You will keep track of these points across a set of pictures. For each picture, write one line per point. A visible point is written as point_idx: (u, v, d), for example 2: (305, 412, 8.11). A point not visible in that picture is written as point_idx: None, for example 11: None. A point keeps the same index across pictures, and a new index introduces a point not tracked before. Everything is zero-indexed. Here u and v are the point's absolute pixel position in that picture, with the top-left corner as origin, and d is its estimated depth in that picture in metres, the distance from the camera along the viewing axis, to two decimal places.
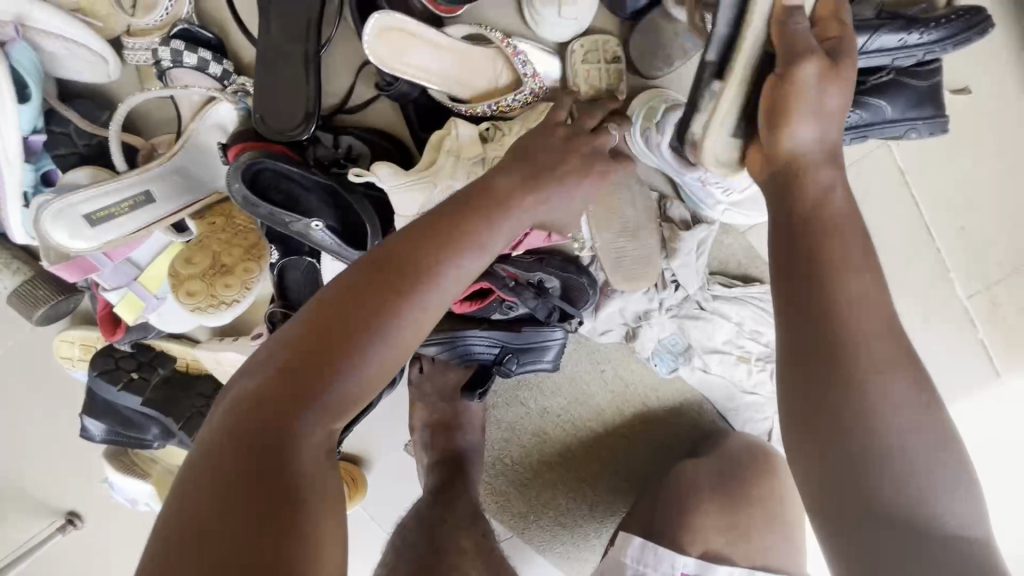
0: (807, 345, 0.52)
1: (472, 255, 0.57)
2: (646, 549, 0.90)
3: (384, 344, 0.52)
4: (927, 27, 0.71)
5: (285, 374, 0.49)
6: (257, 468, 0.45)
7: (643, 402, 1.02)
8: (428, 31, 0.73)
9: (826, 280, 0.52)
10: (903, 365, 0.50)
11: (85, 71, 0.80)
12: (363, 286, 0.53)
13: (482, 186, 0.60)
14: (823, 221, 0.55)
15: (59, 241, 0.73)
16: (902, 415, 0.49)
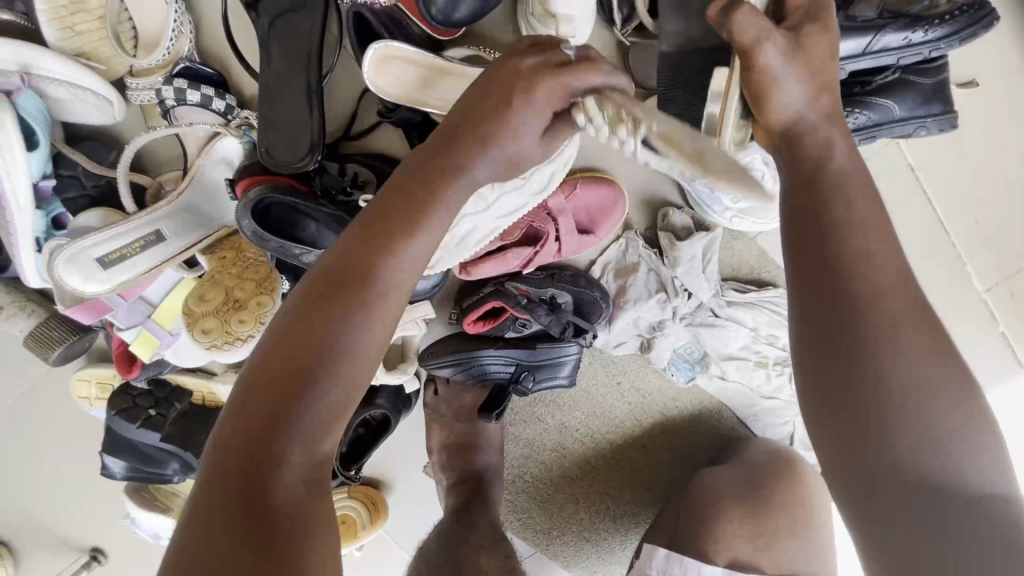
0: (824, 317, 0.48)
1: (434, 238, 0.52)
2: (671, 560, 0.86)
3: (353, 351, 0.47)
4: (932, 24, 0.70)
5: (255, 406, 0.44)
6: (239, 501, 0.41)
7: (662, 411, 1.01)
8: (427, 56, 0.72)
9: (836, 251, 0.48)
10: (927, 331, 0.46)
11: (91, 114, 0.80)
12: (320, 293, 0.48)
13: (434, 153, 0.52)
14: (823, 185, 0.51)
15: (73, 285, 0.73)
16: (930, 384, 0.45)
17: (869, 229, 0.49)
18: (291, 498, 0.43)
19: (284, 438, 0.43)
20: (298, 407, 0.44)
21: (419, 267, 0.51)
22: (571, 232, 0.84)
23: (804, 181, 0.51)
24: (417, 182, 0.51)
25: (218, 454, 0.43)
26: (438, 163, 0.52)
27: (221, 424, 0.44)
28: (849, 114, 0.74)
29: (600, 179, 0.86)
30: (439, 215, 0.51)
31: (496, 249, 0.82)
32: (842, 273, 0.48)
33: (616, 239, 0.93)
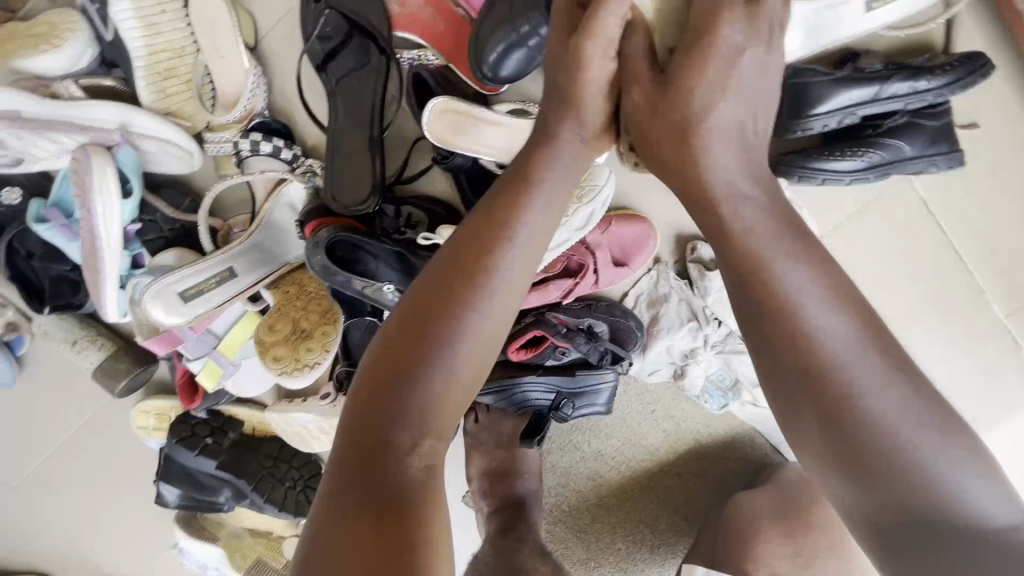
0: (787, 386, 0.51)
1: (530, 243, 0.62)
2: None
3: (458, 343, 0.56)
4: (933, 74, 0.78)
5: (374, 389, 0.54)
6: (362, 478, 0.50)
7: (696, 437, 1.04)
8: (476, 108, 0.81)
9: (780, 326, 0.51)
10: (903, 381, 0.48)
11: (174, 164, 0.89)
12: (429, 294, 0.57)
13: (507, 186, 0.64)
14: (758, 245, 0.55)
15: (156, 317, 0.80)
16: (920, 431, 0.46)
17: (818, 278, 0.53)
18: (401, 479, 0.51)
19: (399, 416, 0.53)
20: (413, 387, 0.54)
21: (515, 272, 0.60)
22: (607, 265, 0.90)
23: (738, 249, 0.56)
24: (498, 206, 0.62)
25: (344, 441, 0.53)
26: (513, 191, 0.63)
27: (346, 417, 0.54)
28: (863, 154, 0.82)
29: (629, 213, 0.93)
30: (532, 226, 0.62)
31: (538, 282, 0.89)
32: (790, 345, 0.51)
33: (647, 271, 0.98)
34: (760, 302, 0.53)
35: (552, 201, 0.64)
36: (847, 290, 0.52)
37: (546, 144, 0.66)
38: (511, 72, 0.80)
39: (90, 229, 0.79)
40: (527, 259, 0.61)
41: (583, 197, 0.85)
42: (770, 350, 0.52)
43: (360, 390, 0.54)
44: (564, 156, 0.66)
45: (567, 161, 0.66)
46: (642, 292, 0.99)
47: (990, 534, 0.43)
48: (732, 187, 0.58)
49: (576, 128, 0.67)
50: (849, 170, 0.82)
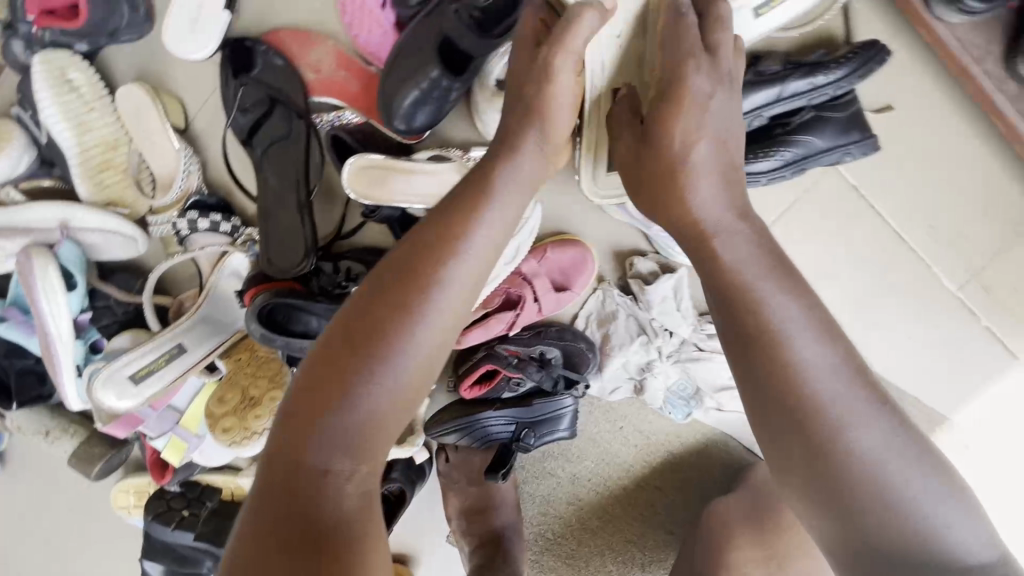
0: (780, 424, 0.52)
1: (477, 256, 0.62)
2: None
3: (397, 363, 0.56)
4: (830, 68, 0.80)
5: (307, 411, 0.54)
6: (291, 509, 0.50)
7: (668, 449, 1.03)
8: (392, 160, 0.84)
9: (775, 365, 0.52)
10: (884, 417, 0.50)
11: (121, 252, 0.93)
12: (368, 313, 0.57)
13: (453, 201, 0.64)
14: (750, 276, 0.56)
15: (109, 403, 0.82)
16: (903, 467, 0.49)
17: (790, 295, 0.55)
18: (333, 509, 0.51)
19: (332, 437, 0.53)
20: (350, 404, 0.54)
21: (458, 288, 0.60)
22: (545, 293, 0.92)
23: (722, 277, 0.58)
24: (444, 221, 0.62)
25: (274, 466, 0.53)
26: (460, 205, 0.63)
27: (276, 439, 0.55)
28: (776, 153, 0.83)
29: (563, 237, 0.94)
30: (481, 239, 0.62)
31: (480, 318, 0.90)
32: (777, 379, 0.52)
33: (593, 292, 0.98)
34: (745, 334, 0.55)
35: (502, 214, 0.64)
36: (830, 323, 0.54)
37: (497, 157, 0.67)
38: (424, 123, 0.82)
39: (40, 326, 0.82)
40: (471, 274, 0.62)
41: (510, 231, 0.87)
42: (754, 381, 0.53)
43: (290, 411, 0.55)
44: (515, 169, 0.66)
45: (516, 170, 0.66)
46: (588, 314, 0.99)
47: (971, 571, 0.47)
48: (712, 215, 0.61)
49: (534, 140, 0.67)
50: (764, 171, 0.84)
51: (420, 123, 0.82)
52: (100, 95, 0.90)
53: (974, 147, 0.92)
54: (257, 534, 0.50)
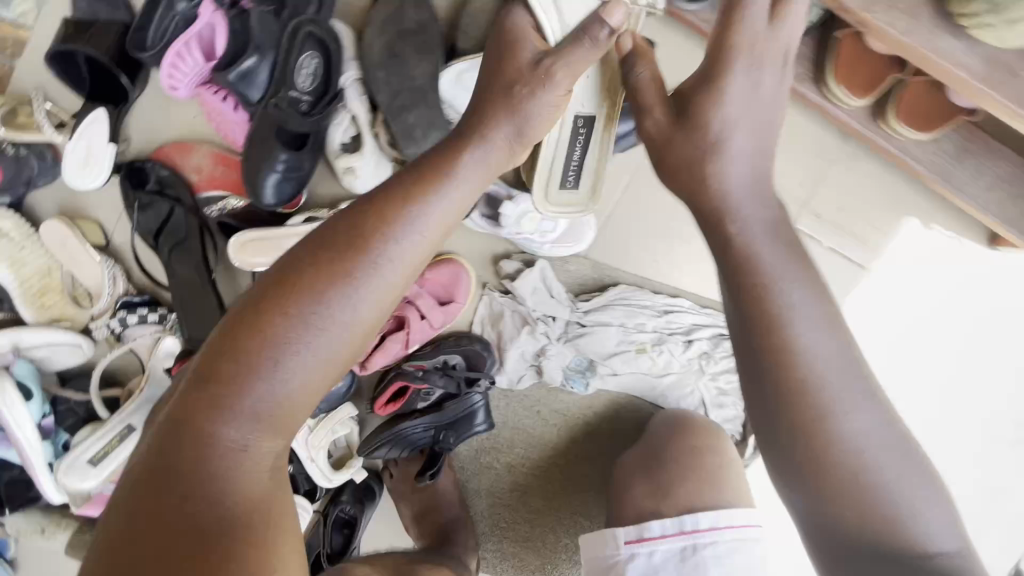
0: (764, 392, 0.56)
1: (415, 237, 0.63)
2: (642, 528, 0.87)
3: (318, 333, 0.57)
4: None
5: (214, 372, 0.54)
6: (182, 473, 0.50)
7: (584, 420, 1.15)
8: (267, 231, 0.99)
9: (778, 350, 0.56)
10: (872, 407, 0.55)
11: (72, 360, 1.08)
12: (293, 279, 0.58)
13: (392, 181, 0.66)
14: (758, 251, 0.61)
15: (73, 486, 0.96)
16: (891, 456, 0.53)
17: (788, 265, 0.60)
18: (221, 504, 0.50)
19: (240, 417, 0.54)
20: (264, 379, 0.55)
21: (395, 266, 0.62)
22: (430, 309, 1.05)
23: (730, 249, 0.62)
24: (383, 198, 0.64)
25: (167, 429, 0.53)
26: (399, 183, 0.65)
27: (174, 400, 0.55)
28: None
29: (439, 258, 1.08)
30: (423, 219, 0.64)
31: (376, 343, 1.03)
32: (773, 350, 0.56)
33: (480, 298, 1.12)
34: (751, 305, 0.58)
35: (449, 197, 0.66)
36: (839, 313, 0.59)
37: (448, 150, 0.70)
38: (292, 193, 0.98)
39: (8, 434, 0.96)
40: (410, 251, 0.62)
41: None
42: (748, 344, 0.57)
43: (197, 373, 0.55)
44: (468, 161, 0.70)
45: (467, 163, 0.70)
46: (479, 319, 1.12)
47: (939, 561, 0.51)
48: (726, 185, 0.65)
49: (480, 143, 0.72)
50: None
51: (285, 196, 0.98)
52: (26, 233, 1.06)
53: None
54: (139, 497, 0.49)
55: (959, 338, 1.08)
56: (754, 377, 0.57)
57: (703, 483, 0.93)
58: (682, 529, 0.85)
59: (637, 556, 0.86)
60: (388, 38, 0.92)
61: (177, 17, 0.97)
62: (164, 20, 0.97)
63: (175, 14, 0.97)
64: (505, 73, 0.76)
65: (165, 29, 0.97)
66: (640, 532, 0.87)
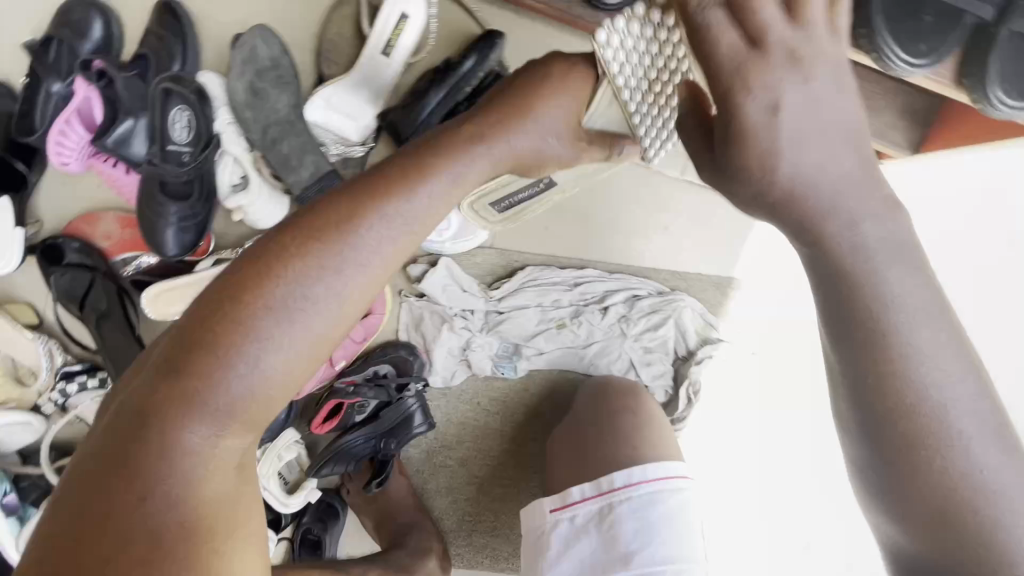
0: (851, 380, 0.47)
1: (417, 214, 0.58)
2: (564, 495, 0.93)
3: (286, 329, 0.50)
4: (456, 68, 0.99)
5: (174, 357, 0.48)
6: (126, 470, 0.44)
7: (523, 402, 1.19)
8: (173, 281, 1.04)
9: (875, 344, 0.45)
10: (996, 425, 0.44)
11: (29, 438, 1.13)
12: (264, 266, 0.52)
13: (401, 165, 0.60)
14: (850, 224, 0.47)
15: None
16: (1014, 481, 0.43)
17: (889, 248, 0.47)
18: (173, 513, 0.44)
19: (208, 414, 0.47)
20: (240, 368, 0.48)
21: (377, 253, 0.55)
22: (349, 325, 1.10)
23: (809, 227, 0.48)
24: (390, 179, 0.58)
25: (123, 418, 0.47)
26: (411, 170, 0.59)
27: (129, 386, 0.49)
28: None
29: None
30: (425, 200, 0.58)
31: None
32: (867, 333, 0.46)
33: (399, 305, 1.16)
34: (837, 280, 0.47)
35: (451, 181, 0.60)
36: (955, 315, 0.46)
37: (470, 132, 0.63)
38: (192, 240, 1.03)
39: None
40: (391, 245, 0.56)
41: None
42: (835, 321, 0.47)
43: (160, 357, 0.49)
44: (492, 147, 0.63)
45: (490, 152, 0.63)
46: (402, 325, 1.16)
47: None
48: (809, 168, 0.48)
49: (524, 135, 0.64)
50: None
51: (185, 245, 1.03)
52: None
53: None
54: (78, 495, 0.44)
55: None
56: (840, 360, 0.47)
57: (622, 443, 0.97)
58: (600, 490, 0.90)
59: (562, 522, 0.92)
60: (249, 78, 0.96)
61: (54, 97, 1.01)
62: (40, 103, 1.01)
63: (50, 95, 1.01)
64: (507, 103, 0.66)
65: (42, 110, 1.01)
66: (563, 500, 0.92)
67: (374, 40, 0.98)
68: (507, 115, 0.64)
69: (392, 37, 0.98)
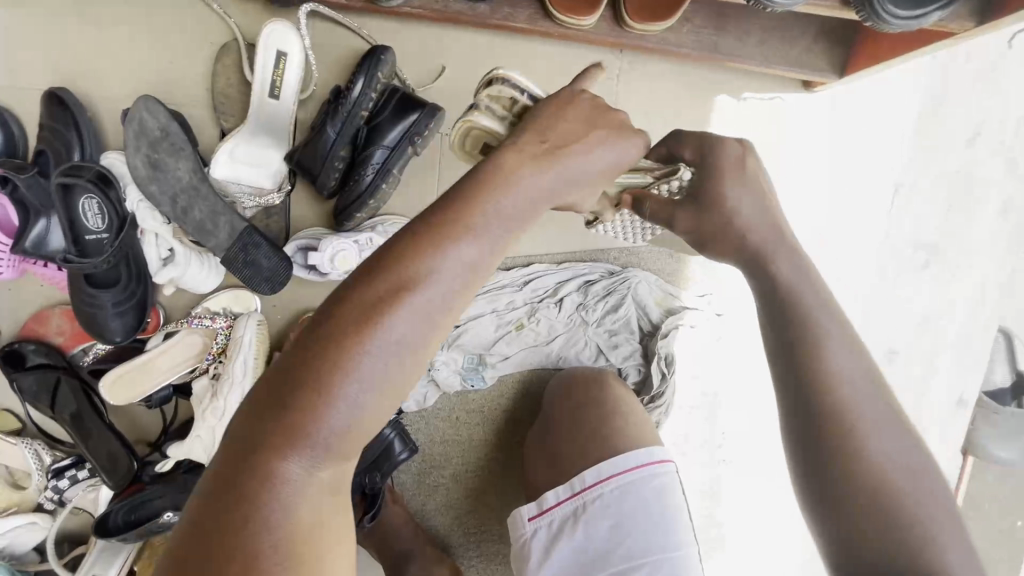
0: (793, 373, 0.61)
1: (481, 246, 0.51)
2: (539, 502, 0.95)
3: (376, 373, 0.48)
4: (349, 91, 0.96)
5: (277, 391, 0.48)
6: (237, 497, 0.45)
7: (503, 409, 1.18)
8: (128, 363, 1.05)
9: (809, 349, 0.60)
10: (893, 425, 0.57)
11: (41, 537, 1.17)
12: (357, 307, 0.48)
13: (470, 184, 0.52)
14: (788, 278, 0.65)
15: None
16: (909, 472, 0.54)
17: (815, 298, 0.64)
18: (274, 535, 0.45)
19: (310, 446, 0.47)
20: (337, 397, 0.47)
21: (452, 287, 0.50)
22: None
23: (761, 270, 0.67)
24: (456, 206, 0.52)
25: (235, 448, 0.47)
26: (477, 187, 0.52)
27: (238, 414, 0.49)
28: (370, 165, 0.98)
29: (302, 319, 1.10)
30: (501, 213, 0.52)
31: None
32: (800, 342, 0.61)
33: None
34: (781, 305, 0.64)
35: (522, 208, 0.53)
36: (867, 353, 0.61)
37: (529, 146, 0.55)
38: (134, 322, 1.03)
39: None
40: (465, 281, 0.51)
41: (233, 354, 1.03)
42: (782, 333, 0.62)
43: (261, 393, 0.48)
44: (555, 169, 0.55)
45: (551, 175, 0.54)
46: None
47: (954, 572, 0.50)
48: (764, 241, 0.68)
49: (582, 159, 0.56)
50: (369, 185, 0.98)
51: (128, 329, 1.03)
52: None
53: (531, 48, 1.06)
54: (198, 520, 0.45)
55: (799, 188, 1.11)
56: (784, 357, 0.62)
57: (591, 437, 0.97)
58: (574, 491, 0.92)
59: (540, 529, 0.93)
60: (144, 153, 0.93)
61: None
62: None
63: None
64: (554, 126, 0.57)
65: None
66: (539, 506, 0.94)
67: (259, 85, 0.96)
68: (554, 154, 0.55)
69: (276, 76, 0.97)
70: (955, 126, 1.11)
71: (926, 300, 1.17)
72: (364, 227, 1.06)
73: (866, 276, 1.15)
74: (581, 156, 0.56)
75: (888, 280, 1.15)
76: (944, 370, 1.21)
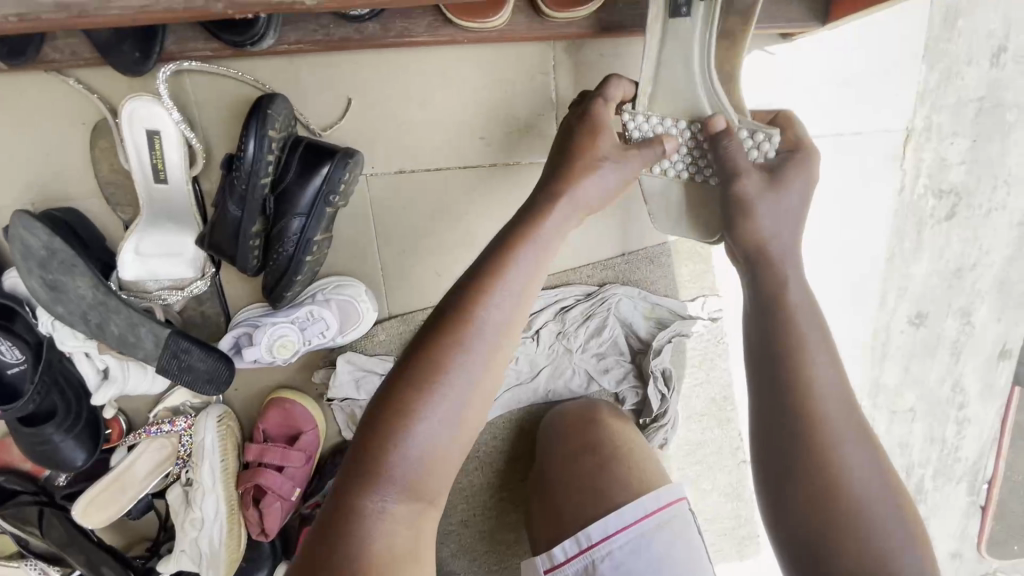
0: (778, 379, 0.61)
1: (526, 275, 0.58)
2: (549, 554, 0.83)
3: (455, 399, 0.52)
4: (241, 156, 0.81)
5: (361, 433, 0.51)
6: (327, 536, 0.47)
7: (499, 449, 1.11)
8: (95, 485, 0.98)
9: (794, 359, 0.61)
10: (865, 444, 0.59)
11: None
12: (429, 343, 0.53)
13: (512, 227, 0.62)
14: (789, 295, 0.65)
15: None
16: (875, 501, 0.56)
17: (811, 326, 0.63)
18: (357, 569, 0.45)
19: (391, 481, 0.49)
20: (417, 426, 0.50)
21: (507, 316, 0.56)
22: (286, 452, 0.98)
23: (768, 265, 0.68)
24: (500, 248, 0.60)
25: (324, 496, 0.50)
26: (518, 230, 0.62)
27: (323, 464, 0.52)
28: (287, 241, 0.85)
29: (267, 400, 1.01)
30: (539, 245, 0.61)
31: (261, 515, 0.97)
32: (790, 349, 0.61)
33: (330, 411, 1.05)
34: (776, 312, 0.64)
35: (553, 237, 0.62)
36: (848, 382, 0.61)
37: (555, 181, 0.67)
38: (88, 446, 0.96)
39: None
40: (517, 308, 0.57)
41: (200, 459, 0.97)
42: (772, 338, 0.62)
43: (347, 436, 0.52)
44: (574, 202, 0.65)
45: (569, 206, 0.65)
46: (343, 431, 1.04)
47: None
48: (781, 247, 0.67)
49: (595, 183, 0.67)
50: (291, 262, 0.86)
51: (85, 451, 0.95)
52: None
53: (449, 60, 0.90)
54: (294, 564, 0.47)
55: None
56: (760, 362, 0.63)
57: (591, 488, 0.86)
58: (581, 547, 0.81)
59: None
60: (37, 273, 0.82)
61: None
62: None
63: None
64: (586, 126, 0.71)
65: None
66: (551, 560, 0.82)
67: (139, 173, 0.84)
68: (575, 174, 0.66)
69: (156, 158, 0.85)
70: (971, 48, 0.92)
71: (956, 252, 1.02)
72: (303, 296, 0.95)
73: (880, 237, 1.00)
74: (596, 156, 0.68)
75: (908, 239, 1.00)
76: (983, 325, 1.07)
